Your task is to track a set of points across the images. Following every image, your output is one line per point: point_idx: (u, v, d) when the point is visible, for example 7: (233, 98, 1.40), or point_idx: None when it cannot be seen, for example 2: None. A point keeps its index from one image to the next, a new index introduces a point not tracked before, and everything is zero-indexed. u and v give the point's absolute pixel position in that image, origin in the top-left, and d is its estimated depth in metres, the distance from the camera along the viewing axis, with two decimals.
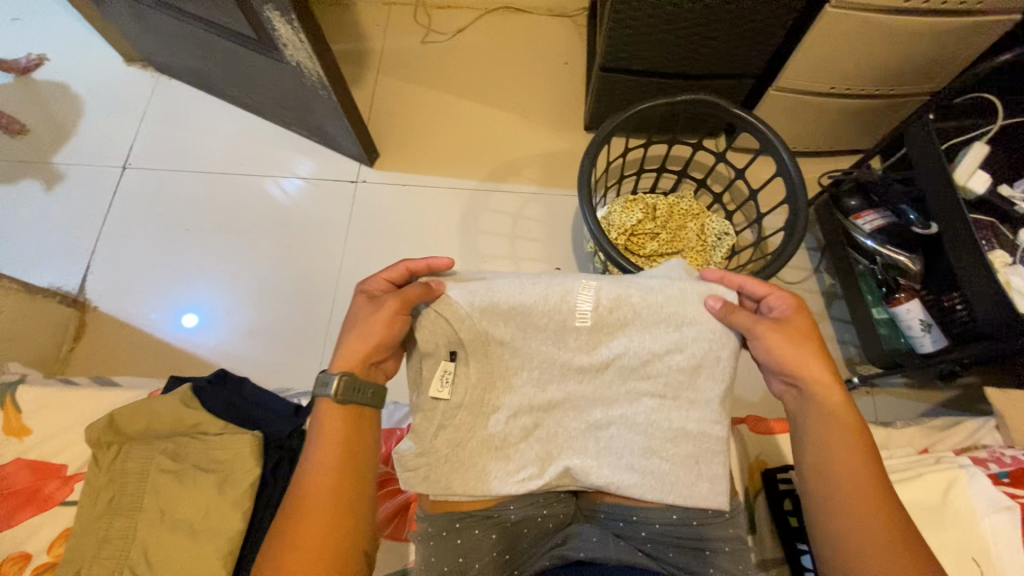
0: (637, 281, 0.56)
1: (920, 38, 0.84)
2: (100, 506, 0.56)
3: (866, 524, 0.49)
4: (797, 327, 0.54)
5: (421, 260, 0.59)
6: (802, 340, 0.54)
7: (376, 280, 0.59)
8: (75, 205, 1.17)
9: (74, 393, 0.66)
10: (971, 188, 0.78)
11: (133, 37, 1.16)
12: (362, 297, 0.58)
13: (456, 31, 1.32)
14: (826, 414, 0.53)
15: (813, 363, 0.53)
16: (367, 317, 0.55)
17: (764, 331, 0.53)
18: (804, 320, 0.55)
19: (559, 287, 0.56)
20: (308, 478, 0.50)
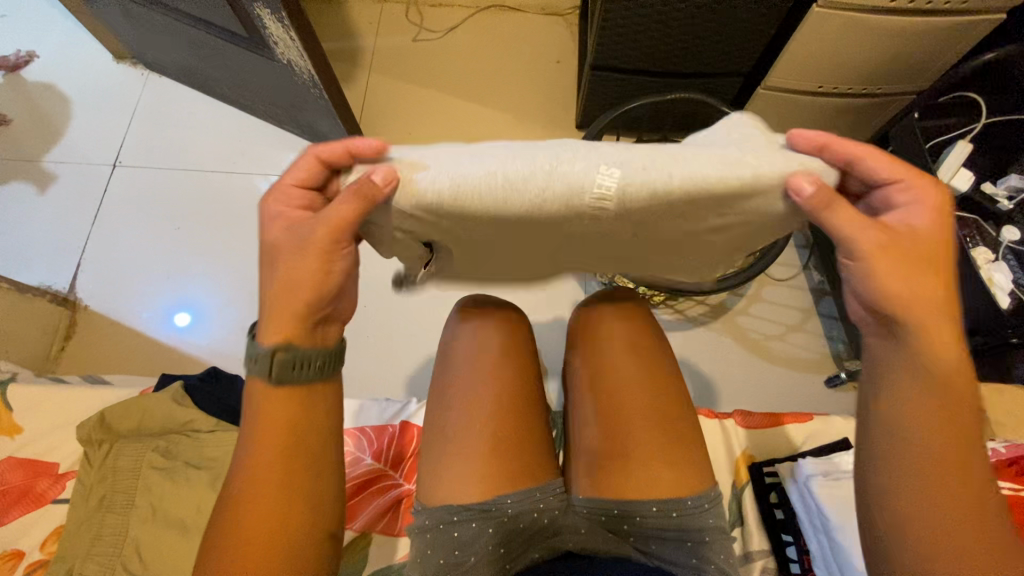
0: (677, 164, 0.38)
1: (905, 38, 0.85)
2: (92, 504, 0.55)
3: (939, 502, 0.39)
4: (927, 244, 0.40)
5: (333, 145, 0.44)
6: (924, 262, 0.40)
7: (281, 191, 0.45)
8: (64, 203, 1.16)
9: (65, 390, 0.66)
10: (954, 185, 0.80)
11: (124, 35, 1.16)
12: (270, 214, 0.44)
13: (448, 29, 1.32)
14: (935, 367, 0.40)
15: (932, 293, 0.40)
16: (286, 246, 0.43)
17: (874, 241, 0.39)
18: (940, 233, 0.40)
19: (557, 152, 0.39)
20: (249, 469, 0.42)
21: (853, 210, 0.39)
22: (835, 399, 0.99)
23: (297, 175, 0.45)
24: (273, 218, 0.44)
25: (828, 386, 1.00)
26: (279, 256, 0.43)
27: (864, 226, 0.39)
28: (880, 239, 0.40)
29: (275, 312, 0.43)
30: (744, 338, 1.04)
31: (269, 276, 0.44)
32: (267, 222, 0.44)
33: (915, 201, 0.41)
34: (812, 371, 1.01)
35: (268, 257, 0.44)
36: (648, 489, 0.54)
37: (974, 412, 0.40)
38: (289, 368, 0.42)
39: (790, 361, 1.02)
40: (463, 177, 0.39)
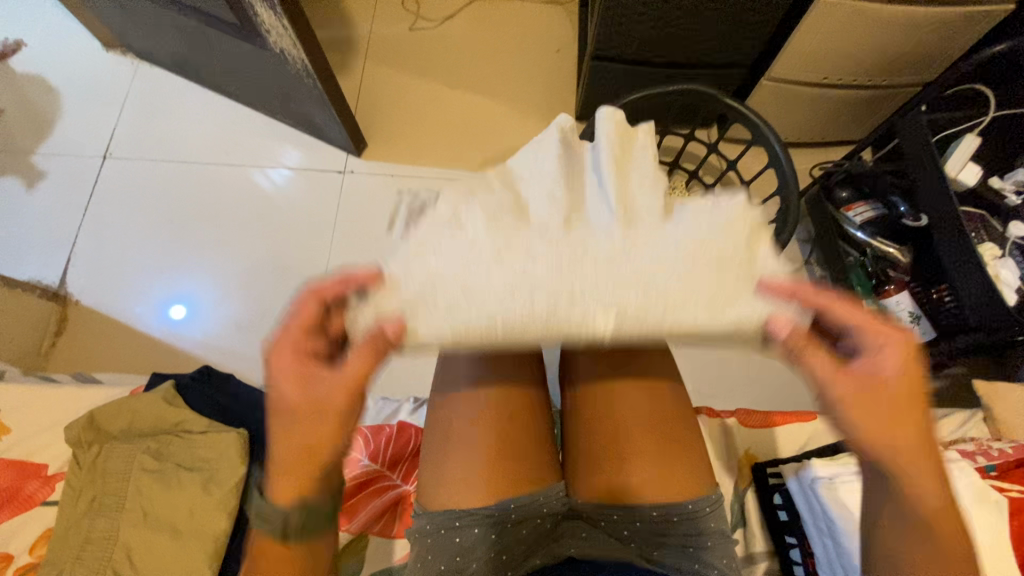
0: (673, 309, 0.41)
1: (912, 28, 0.83)
2: (81, 508, 0.54)
3: None
4: (906, 390, 0.40)
5: (333, 281, 0.42)
6: (903, 412, 0.40)
7: (282, 345, 0.42)
8: (53, 196, 1.14)
9: (54, 390, 0.65)
10: (961, 180, 0.78)
11: (112, 23, 1.13)
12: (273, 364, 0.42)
13: (445, 17, 1.29)
14: (917, 505, 0.41)
15: (915, 443, 0.40)
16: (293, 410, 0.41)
17: (845, 393, 0.41)
18: (916, 376, 0.41)
19: (562, 288, 0.41)
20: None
21: (823, 360, 0.41)
22: None
23: (297, 321, 0.42)
24: (276, 372, 0.42)
25: None
26: (287, 419, 0.41)
27: (836, 378, 0.41)
28: (855, 391, 0.41)
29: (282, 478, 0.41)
30: None
31: (276, 434, 0.42)
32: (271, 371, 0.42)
33: (890, 347, 0.41)
34: None
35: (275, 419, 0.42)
36: (653, 493, 0.53)
37: (964, 548, 0.41)
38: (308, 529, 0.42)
39: None
40: (468, 318, 0.41)
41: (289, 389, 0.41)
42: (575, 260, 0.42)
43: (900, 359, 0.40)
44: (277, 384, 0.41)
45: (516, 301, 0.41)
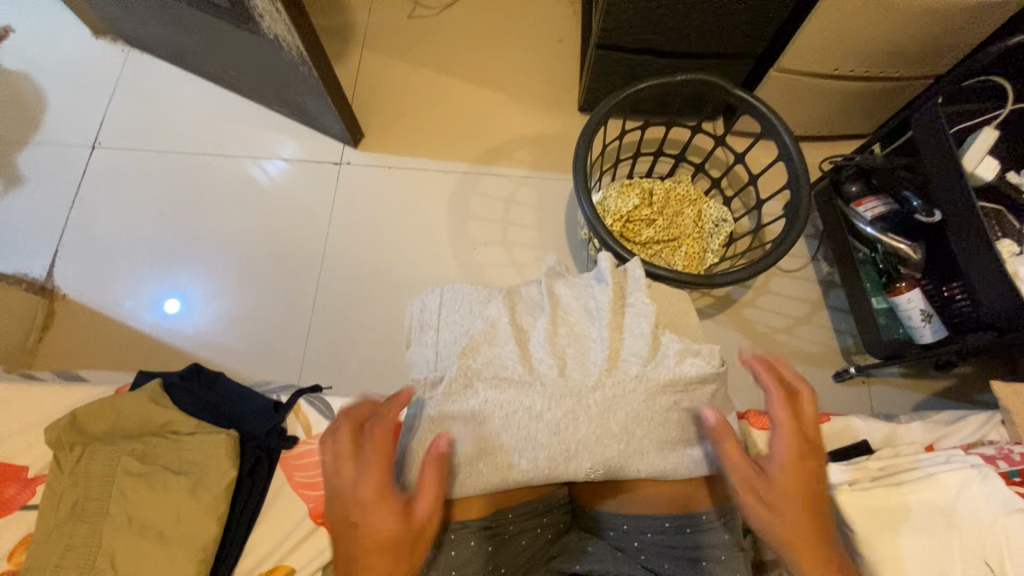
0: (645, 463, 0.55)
1: (928, 18, 0.80)
2: (62, 512, 0.51)
3: None
4: (790, 479, 0.51)
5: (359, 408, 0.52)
6: (784, 500, 0.51)
7: (347, 469, 0.49)
8: (39, 187, 1.10)
9: (35, 389, 0.62)
10: (979, 175, 0.76)
11: (100, 8, 1.09)
12: (342, 490, 0.49)
13: (445, 5, 1.26)
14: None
15: (795, 529, 0.50)
16: (381, 534, 0.47)
17: (740, 480, 0.53)
18: (807, 467, 0.52)
19: (561, 447, 0.54)
20: None
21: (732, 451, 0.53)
22: (842, 394, 0.97)
23: (349, 449, 0.49)
24: (347, 496, 0.48)
25: (837, 381, 0.97)
26: (377, 538, 0.47)
27: (740, 467, 0.53)
28: (749, 480, 0.53)
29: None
30: (751, 332, 1.00)
31: (354, 557, 0.47)
32: (337, 496, 0.49)
33: (783, 443, 0.53)
34: (820, 365, 0.99)
35: (352, 543, 0.47)
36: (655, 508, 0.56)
37: None
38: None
39: (798, 354, 0.99)
40: (486, 472, 0.53)
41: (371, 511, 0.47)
42: (573, 417, 0.54)
43: (790, 450, 0.52)
44: (353, 506, 0.48)
45: (519, 457, 0.54)
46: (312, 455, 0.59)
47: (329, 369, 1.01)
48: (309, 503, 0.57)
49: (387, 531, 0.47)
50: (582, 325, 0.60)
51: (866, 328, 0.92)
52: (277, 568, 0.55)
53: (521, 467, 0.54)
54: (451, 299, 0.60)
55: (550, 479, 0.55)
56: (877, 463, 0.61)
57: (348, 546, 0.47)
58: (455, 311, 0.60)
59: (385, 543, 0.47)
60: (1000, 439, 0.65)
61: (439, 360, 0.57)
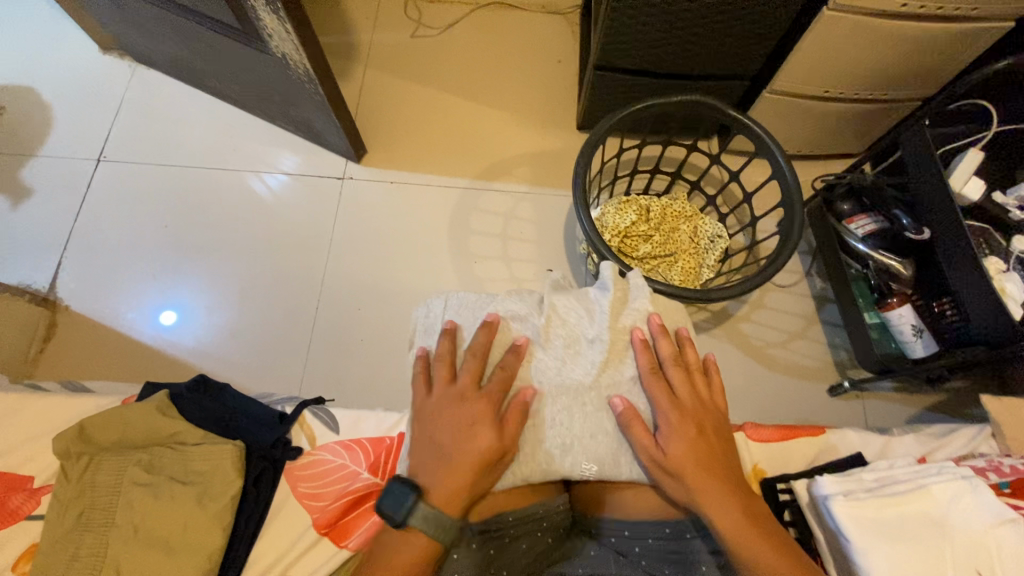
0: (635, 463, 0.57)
1: (914, 43, 0.83)
2: (69, 520, 0.52)
3: None
4: (682, 450, 0.53)
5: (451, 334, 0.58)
6: (694, 476, 0.53)
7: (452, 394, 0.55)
8: (43, 200, 1.12)
9: (41, 400, 0.63)
10: (966, 194, 0.78)
11: (110, 25, 1.11)
12: (449, 406, 0.54)
13: (447, 25, 1.29)
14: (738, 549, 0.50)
15: (716, 501, 0.52)
16: (471, 452, 0.52)
17: (646, 461, 0.55)
18: (689, 433, 0.54)
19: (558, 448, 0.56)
20: None
21: (636, 432, 0.55)
22: (837, 408, 0.98)
23: (467, 372, 0.56)
24: (451, 412, 0.54)
25: (832, 396, 0.99)
26: (466, 456, 0.52)
27: (642, 450, 0.55)
28: (651, 459, 0.54)
29: (450, 489, 0.51)
30: (747, 346, 1.02)
31: (437, 468, 0.52)
32: (443, 410, 0.54)
33: (665, 416, 0.55)
34: (814, 379, 1.00)
35: (440, 454, 0.52)
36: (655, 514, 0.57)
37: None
38: (451, 530, 0.50)
39: (793, 369, 1.01)
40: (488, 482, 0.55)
41: (470, 430, 0.53)
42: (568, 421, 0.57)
43: (674, 428, 0.54)
44: (452, 422, 0.53)
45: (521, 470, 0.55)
46: (317, 466, 0.60)
47: (330, 381, 1.02)
48: (313, 513, 0.58)
49: (476, 452, 0.52)
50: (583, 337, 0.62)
51: (859, 343, 0.94)
52: None
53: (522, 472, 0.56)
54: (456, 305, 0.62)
55: (546, 477, 0.57)
56: (871, 473, 0.62)
57: (437, 455, 0.53)
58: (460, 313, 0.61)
59: (471, 461, 0.51)
60: (991, 452, 0.66)
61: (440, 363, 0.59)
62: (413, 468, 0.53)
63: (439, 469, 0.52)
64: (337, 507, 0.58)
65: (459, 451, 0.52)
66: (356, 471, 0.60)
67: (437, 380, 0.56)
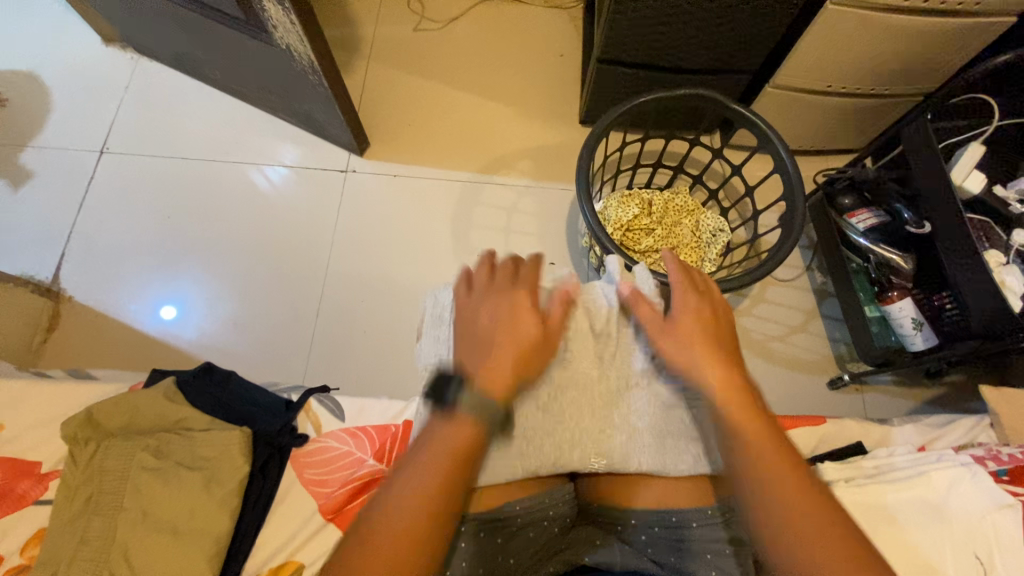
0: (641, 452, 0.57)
1: (916, 38, 0.84)
2: (78, 505, 0.53)
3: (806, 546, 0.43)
4: (690, 322, 0.54)
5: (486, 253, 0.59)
6: (695, 335, 0.53)
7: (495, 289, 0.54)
8: (46, 191, 1.12)
9: (48, 387, 0.63)
10: (967, 187, 0.79)
11: (113, 17, 1.11)
12: (495, 301, 0.54)
13: (450, 19, 1.29)
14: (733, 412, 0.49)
15: (710, 357, 0.52)
16: (513, 334, 0.51)
17: (652, 330, 0.55)
18: (702, 311, 0.54)
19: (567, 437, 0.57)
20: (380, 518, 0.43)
21: (643, 307, 0.56)
22: (836, 401, 0.99)
23: (510, 269, 0.56)
24: (490, 300, 0.54)
25: (831, 388, 0.99)
26: (511, 341, 0.51)
27: (649, 320, 0.56)
28: (657, 327, 0.55)
29: (499, 368, 0.50)
30: (748, 339, 1.03)
31: (482, 355, 0.51)
32: (490, 304, 0.54)
33: (680, 294, 0.56)
34: (814, 373, 1.01)
35: (485, 339, 0.52)
36: (659, 501, 0.57)
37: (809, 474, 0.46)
38: (492, 430, 0.48)
39: (793, 362, 1.01)
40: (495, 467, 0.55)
41: (512, 311, 0.52)
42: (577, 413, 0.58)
43: (685, 301, 0.55)
44: (495, 308, 0.53)
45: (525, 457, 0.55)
46: (324, 452, 0.60)
47: (333, 373, 1.03)
48: (320, 499, 0.58)
49: (521, 335, 0.51)
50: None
51: (859, 335, 0.94)
52: (285, 565, 0.56)
53: (528, 456, 0.56)
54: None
55: (554, 468, 0.57)
56: (871, 461, 0.63)
57: (482, 338, 0.52)
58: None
59: (517, 339, 0.51)
60: (990, 441, 0.67)
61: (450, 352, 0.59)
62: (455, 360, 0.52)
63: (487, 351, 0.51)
64: (342, 493, 0.58)
65: (506, 334, 0.51)
66: (361, 459, 0.60)
67: (484, 281, 0.56)
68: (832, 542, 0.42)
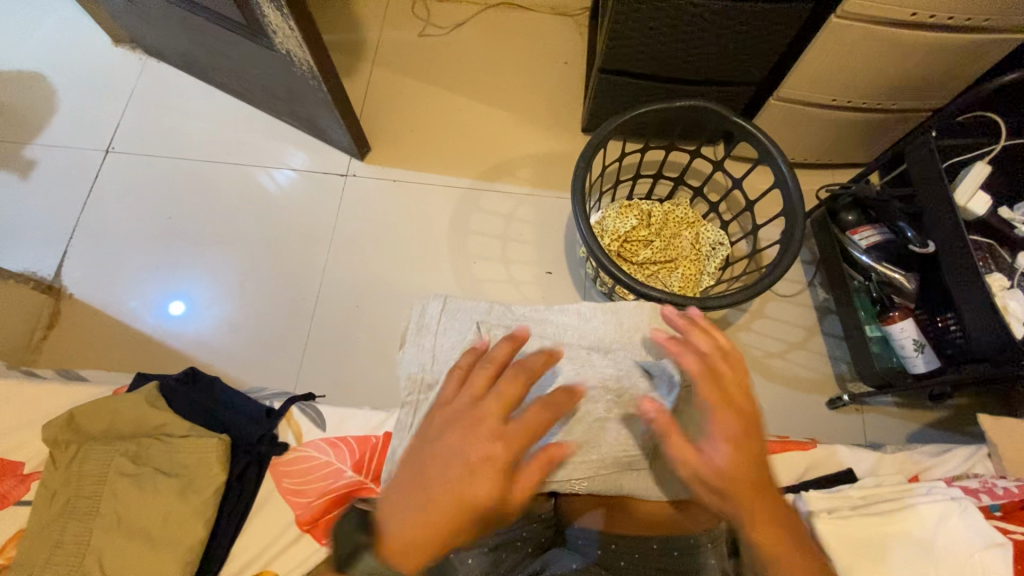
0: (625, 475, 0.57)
1: (924, 53, 0.82)
2: (54, 509, 0.53)
3: None
4: (734, 467, 0.47)
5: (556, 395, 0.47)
6: (741, 483, 0.47)
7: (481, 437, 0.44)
8: (52, 188, 1.13)
9: (34, 387, 0.64)
10: (971, 209, 0.77)
11: (122, 18, 1.13)
12: (462, 429, 0.45)
13: (455, 25, 1.29)
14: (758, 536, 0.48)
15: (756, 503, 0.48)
16: (459, 495, 0.43)
17: (689, 475, 0.48)
18: (740, 445, 0.48)
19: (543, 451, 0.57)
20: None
21: (679, 444, 0.48)
22: (834, 421, 0.97)
23: (478, 382, 0.48)
24: (461, 439, 0.45)
25: (830, 408, 0.97)
26: (449, 504, 0.42)
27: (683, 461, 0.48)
28: (696, 475, 0.48)
29: (414, 533, 0.43)
30: (745, 355, 1.01)
31: (417, 496, 0.44)
32: (455, 429, 0.46)
33: (720, 426, 0.49)
34: (813, 392, 0.99)
35: (426, 479, 0.44)
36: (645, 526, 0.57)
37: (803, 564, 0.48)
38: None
39: (792, 380, 0.99)
40: None
41: (482, 473, 0.43)
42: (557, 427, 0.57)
43: (728, 435, 0.48)
44: (458, 455, 0.44)
45: None
46: (303, 462, 0.59)
47: (325, 378, 1.03)
48: (298, 510, 0.58)
49: (467, 503, 0.42)
50: (587, 365, 0.60)
51: (860, 356, 0.92)
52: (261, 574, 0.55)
53: None
54: (457, 308, 0.64)
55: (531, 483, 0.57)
56: (858, 489, 0.61)
57: (436, 487, 0.43)
58: (458, 313, 0.64)
59: (452, 506, 0.42)
60: (986, 472, 0.65)
61: (432, 361, 0.60)
62: (393, 483, 0.46)
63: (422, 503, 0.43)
64: (319, 503, 0.58)
65: (454, 494, 0.43)
66: (340, 470, 0.59)
67: (467, 390, 0.48)
68: None
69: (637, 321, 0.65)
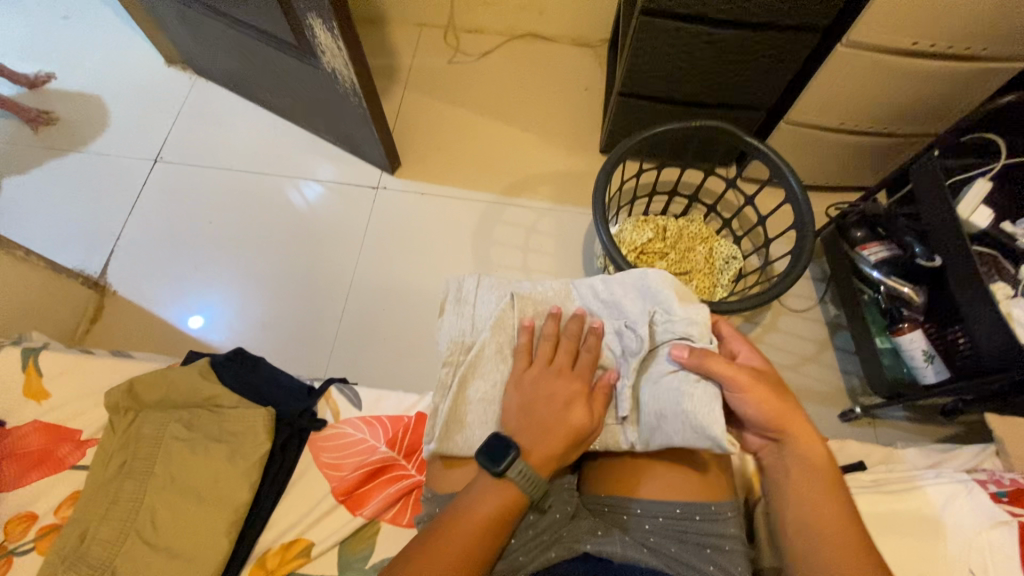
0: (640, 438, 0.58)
1: (926, 80, 0.87)
2: (112, 470, 0.58)
3: (837, 538, 0.52)
4: (777, 382, 0.59)
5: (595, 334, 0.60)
6: (779, 391, 0.58)
7: (559, 378, 0.58)
8: (103, 193, 1.21)
9: (91, 362, 0.69)
10: (974, 221, 0.81)
11: (178, 40, 1.22)
12: (548, 381, 0.58)
13: (483, 53, 1.38)
14: (802, 447, 0.57)
15: (795, 412, 0.58)
16: (567, 423, 0.55)
17: (747, 381, 0.56)
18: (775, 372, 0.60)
19: None
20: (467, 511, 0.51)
21: (722, 362, 0.55)
22: (846, 432, 0.99)
23: (542, 350, 0.60)
24: (545, 387, 0.57)
25: (843, 421, 0.99)
26: (563, 430, 0.55)
27: (736, 375, 0.55)
28: (753, 376, 0.57)
29: (546, 454, 0.54)
30: None
31: (535, 431, 0.55)
32: (540, 384, 0.58)
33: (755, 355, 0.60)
34: (825, 404, 1.01)
35: (537, 420, 0.55)
36: (668, 492, 0.59)
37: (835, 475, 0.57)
38: (541, 487, 0.53)
39: (804, 392, 1.02)
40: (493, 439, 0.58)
41: (573, 403, 0.56)
42: None
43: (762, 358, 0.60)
44: (551, 396, 0.57)
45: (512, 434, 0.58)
46: (341, 438, 0.64)
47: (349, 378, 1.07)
48: (332, 483, 0.62)
49: (574, 425, 0.55)
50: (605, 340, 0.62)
51: (872, 367, 0.95)
52: (297, 540, 0.59)
53: None
54: (492, 283, 0.66)
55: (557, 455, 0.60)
56: (869, 477, 0.64)
57: (540, 425, 0.55)
58: (495, 284, 0.66)
59: (561, 431, 0.55)
60: (995, 468, 0.67)
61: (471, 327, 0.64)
62: (507, 428, 0.56)
63: (539, 435, 0.55)
64: (355, 476, 0.62)
65: (560, 425, 0.55)
66: (374, 446, 0.64)
67: (537, 357, 0.59)
68: (849, 535, 0.53)
69: (633, 287, 0.62)
